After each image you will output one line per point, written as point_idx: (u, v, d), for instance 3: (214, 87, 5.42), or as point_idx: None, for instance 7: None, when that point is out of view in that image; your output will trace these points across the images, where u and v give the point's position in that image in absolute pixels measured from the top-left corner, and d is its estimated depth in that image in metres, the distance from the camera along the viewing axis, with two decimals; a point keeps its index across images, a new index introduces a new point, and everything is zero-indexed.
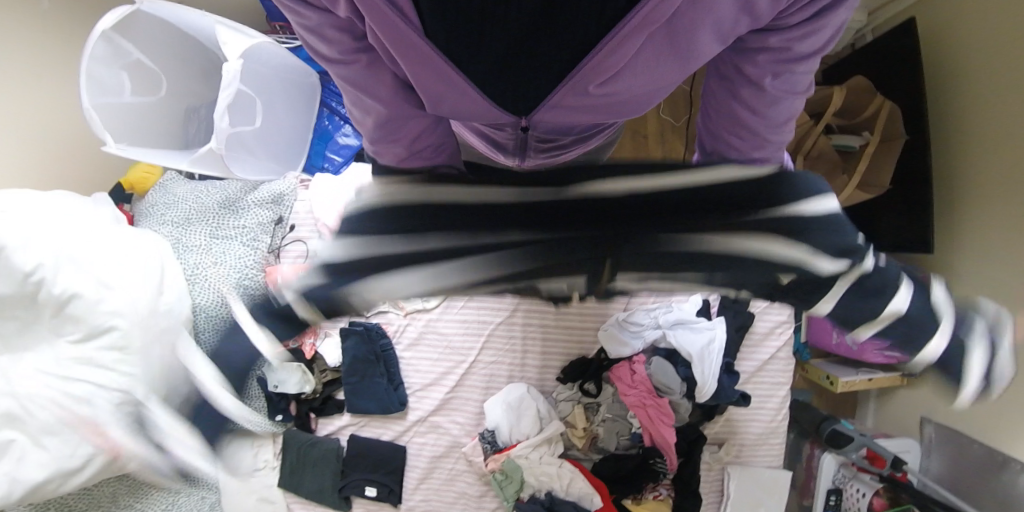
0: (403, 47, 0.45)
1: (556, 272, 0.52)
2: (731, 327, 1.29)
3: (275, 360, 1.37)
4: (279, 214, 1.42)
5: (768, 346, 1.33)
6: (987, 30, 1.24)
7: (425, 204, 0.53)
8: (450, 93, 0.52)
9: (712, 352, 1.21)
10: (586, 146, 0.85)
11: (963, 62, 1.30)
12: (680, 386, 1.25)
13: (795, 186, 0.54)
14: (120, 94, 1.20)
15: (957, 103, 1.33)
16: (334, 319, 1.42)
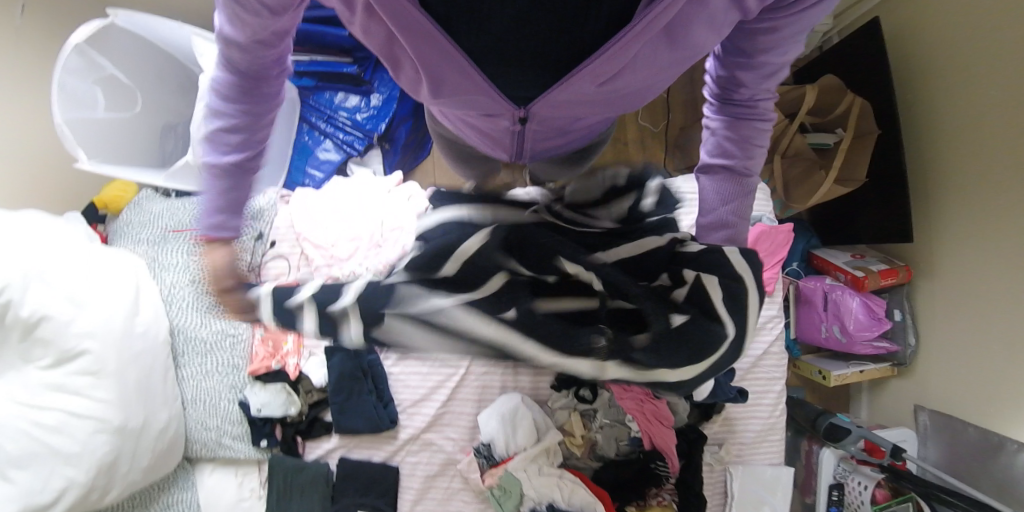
0: (407, 24, 0.46)
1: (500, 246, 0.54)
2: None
3: (258, 382, 1.31)
4: (260, 230, 1.37)
5: (760, 341, 1.33)
6: (949, 23, 1.29)
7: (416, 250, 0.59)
8: (455, 77, 0.53)
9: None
10: (572, 144, 0.88)
11: (927, 57, 1.36)
12: None
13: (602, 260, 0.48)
14: (94, 109, 1.17)
15: (924, 97, 1.38)
16: (319, 337, 1.37)
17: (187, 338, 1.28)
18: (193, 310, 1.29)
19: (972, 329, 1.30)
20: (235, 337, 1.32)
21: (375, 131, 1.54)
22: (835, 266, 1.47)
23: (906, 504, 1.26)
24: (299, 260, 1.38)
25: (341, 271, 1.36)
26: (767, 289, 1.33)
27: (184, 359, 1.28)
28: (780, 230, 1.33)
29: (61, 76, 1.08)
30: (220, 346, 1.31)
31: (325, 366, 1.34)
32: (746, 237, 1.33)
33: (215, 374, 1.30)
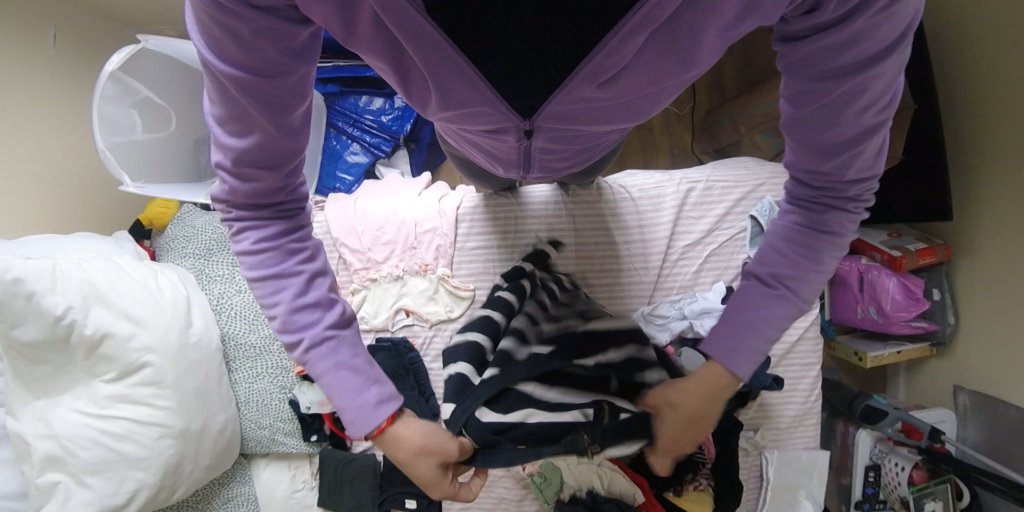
0: (406, 26, 0.47)
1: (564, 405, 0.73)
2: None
3: (306, 381, 1.38)
4: None
5: (794, 328, 1.33)
6: None
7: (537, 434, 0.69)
8: (456, 86, 0.53)
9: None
10: (592, 154, 0.88)
11: (966, 22, 1.28)
12: None
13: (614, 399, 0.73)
14: (132, 132, 1.21)
15: (963, 65, 1.31)
16: None
17: (236, 344, 1.35)
18: (240, 318, 1.36)
19: (1013, 308, 1.27)
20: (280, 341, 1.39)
21: (401, 131, 1.58)
22: (871, 246, 1.44)
23: (945, 485, 1.27)
24: (338, 264, 1.44)
25: (378, 274, 1.42)
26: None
27: (235, 364, 1.35)
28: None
29: (100, 104, 1.12)
30: (267, 350, 1.38)
31: None
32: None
33: (265, 376, 1.37)
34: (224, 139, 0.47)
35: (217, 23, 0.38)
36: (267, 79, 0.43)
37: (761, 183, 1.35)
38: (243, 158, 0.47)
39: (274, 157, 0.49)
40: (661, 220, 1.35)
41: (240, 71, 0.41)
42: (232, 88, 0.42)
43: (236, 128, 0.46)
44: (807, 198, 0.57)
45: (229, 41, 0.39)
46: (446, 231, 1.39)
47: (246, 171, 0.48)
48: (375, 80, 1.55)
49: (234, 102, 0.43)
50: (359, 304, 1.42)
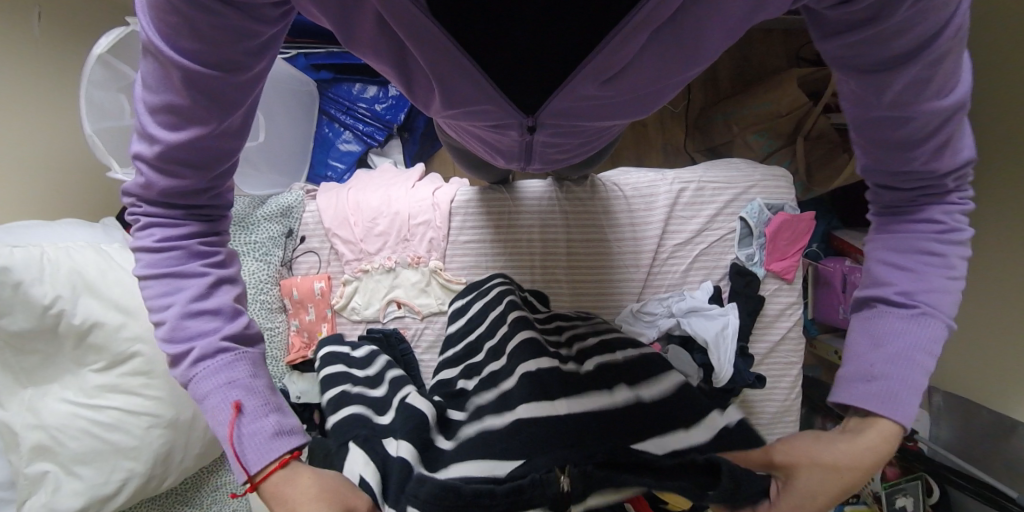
0: (412, 29, 0.47)
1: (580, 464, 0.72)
2: (743, 311, 1.32)
3: (296, 371, 1.38)
4: (289, 226, 1.42)
5: (778, 328, 1.36)
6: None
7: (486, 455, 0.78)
8: (459, 82, 0.54)
9: (725, 337, 1.27)
10: (595, 149, 0.90)
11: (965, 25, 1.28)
12: (698, 372, 1.26)
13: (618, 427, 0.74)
14: (120, 117, 1.18)
15: None
16: (351, 326, 1.42)
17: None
18: None
19: (990, 313, 1.31)
20: (271, 330, 1.39)
21: (394, 120, 1.55)
22: (857, 248, 1.47)
23: (916, 482, 1.31)
24: (329, 254, 1.43)
25: (370, 265, 1.41)
26: (786, 278, 1.34)
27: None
28: (802, 219, 1.34)
29: (87, 88, 1.09)
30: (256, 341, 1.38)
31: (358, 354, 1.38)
32: (767, 226, 1.34)
33: None
34: (156, 130, 0.48)
35: (177, 20, 0.40)
36: (217, 75, 0.44)
37: (751, 184, 1.36)
38: (168, 151, 0.48)
39: (200, 156, 0.50)
40: (653, 216, 1.36)
41: (194, 68, 0.43)
42: (179, 79, 0.44)
43: (170, 121, 0.47)
44: (898, 200, 0.58)
45: (184, 37, 0.41)
46: (439, 224, 1.38)
47: (174, 164, 0.50)
48: (369, 67, 1.52)
49: (178, 95, 0.45)
50: (350, 295, 1.41)
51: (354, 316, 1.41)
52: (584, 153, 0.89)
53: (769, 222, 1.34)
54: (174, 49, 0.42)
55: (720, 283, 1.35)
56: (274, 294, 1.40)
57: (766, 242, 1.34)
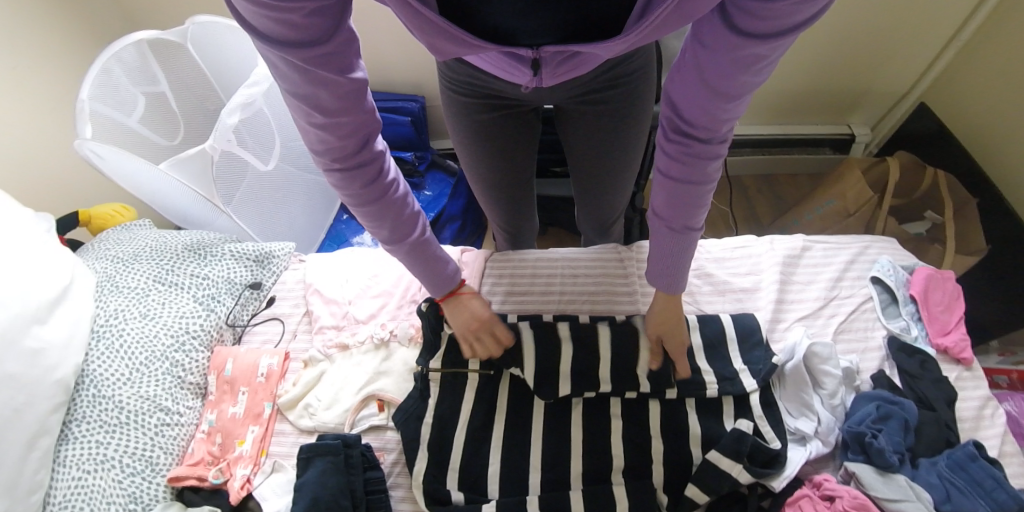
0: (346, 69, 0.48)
1: (582, 196, 1.09)
2: (936, 401, 0.89)
3: (180, 505, 0.84)
4: (258, 278, 1.07)
5: (988, 439, 0.89)
6: (987, 86, 1.26)
7: (526, 185, 1.08)
8: (447, 44, 0.60)
9: (893, 408, 0.86)
10: (611, 141, 0.93)
11: (983, 136, 1.28)
12: (904, 491, 0.79)
13: (601, 191, 1.06)
14: (128, 115, 1.06)
15: (991, 170, 1.27)
16: (293, 442, 0.94)
17: (96, 393, 0.88)
18: (123, 360, 0.91)
19: None
20: (171, 418, 0.91)
21: (422, 219, 1.39)
22: (991, 367, 1.16)
23: None
24: (298, 322, 1.04)
25: (351, 338, 1.00)
26: (966, 357, 0.95)
27: (75, 425, 0.86)
28: (946, 278, 1.02)
29: (107, 60, 1.00)
30: (139, 420, 0.88)
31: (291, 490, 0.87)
32: (910, 288, 1.01)
33: (114, 466, 0.84)
34: (315, 120, 0.51)
35: (269, 12, 0.40)
36: (317, 46, 0.45)
37: (867, 244, 1.08)
38: (330, 134, 0.53)
39: (350, 107, 0.51)
40: (759, 288, 1.02)
41: (295, 46, 0.44)
42: (294, 64, 0.46)
43: (325, 113, 0.50)
44: (763, 14, 0.43)
45: (275, 23, 0.42)
46: (465, 284, 1.05)
47: (328, 143, 0.54)
48: (405, 166, 1.43)
49: (318, 85, 0.48)
50: (310, 385, 0.97)
51: (303, 422, 0.94)
52: (606, 84, 0.84)
53: (909, 282, 1.02)
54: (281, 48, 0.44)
55: (860, 385, 0.94)
56: (197, 360, 0.96)
57: (918, 308, 1.00)
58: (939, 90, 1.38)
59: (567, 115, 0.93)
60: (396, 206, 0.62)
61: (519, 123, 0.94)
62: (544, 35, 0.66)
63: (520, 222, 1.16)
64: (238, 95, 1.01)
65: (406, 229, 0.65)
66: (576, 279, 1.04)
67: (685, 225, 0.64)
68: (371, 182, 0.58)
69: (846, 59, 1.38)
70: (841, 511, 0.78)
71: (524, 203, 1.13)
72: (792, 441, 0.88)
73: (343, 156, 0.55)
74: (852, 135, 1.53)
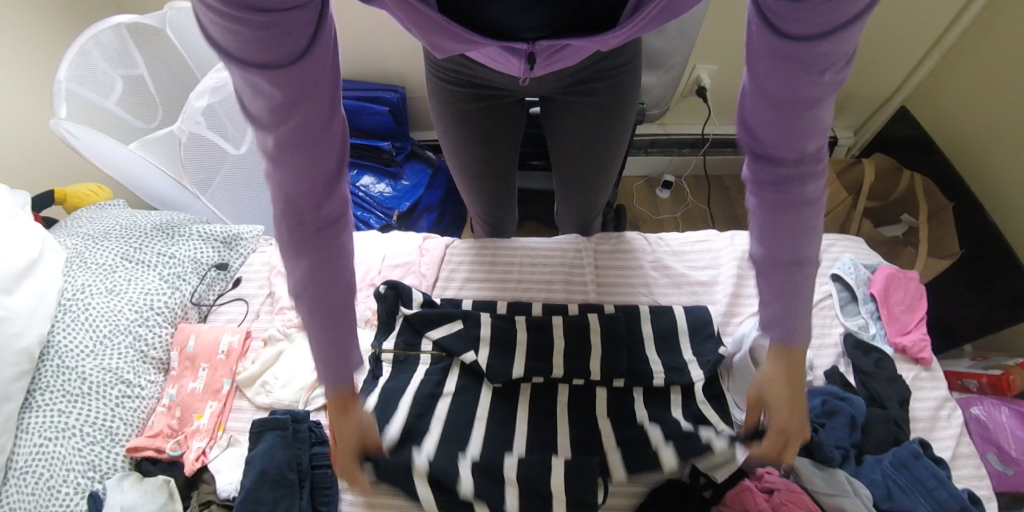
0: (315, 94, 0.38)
1: (564, 198, 1.07)
2: (885, 400, 0.88)
3: (136, 475, 0.87)
4: (224, 259, 1.10)
5: (940, 440, 0.88)
6: (968, 88, 1.24)
7: (510, 184, 1.05)
8: (448, 41, 0.61)
9: (838, 403, 0.86)
10: (599, 144, 0.92)
11: (963, 137, 1.26)
12: (842, 486, 0.78)
13: (592, 193, 1.04)
14: (104, 97, 1.09)
15: (970, 172, 1.25)
16: (250, 418, 0.96)
17: (60, 363, 0.91)
18: (89, 333, 0.94)
19: None
20: (133, 391, 0.94)
21: (397, 208, 1.40)
22: (959, 371, 1.14)
23: None
24: (261, 304, 1.07)
25: None
26: (924, 358, 0.93)
27: (39, 394, 0.89)
28: (909, 278, 1.01)
29: (86, 42, 1.03)
30: (101, 391, 0.91)
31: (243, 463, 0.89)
32: (871, 287, 1.00)
33: (74, 435, 0.87)
34: (267, 148, 0.41)
35: (225, 21, 0.32)
36: (280, 66, 0.35)
37: (831, 242, 1.08)
38: (284, 178, 0.41)
39: (312, 147, 0.41)
40: (717, 282, 1.02)
41: (251, 62, 0.34)
42: (257, 82, 0.36)
43: (280, 145, 0.39)
44: (809, 19, 0.34)
45: (230, 33, 0.32)
46: (425, 270, 1.06)
47: (282, 191, 0.42)
48: (384, 156, 1.45)
49: (276, 107, 0.37)
50: (268, 363, 0.99)
51: (260, 399, 0.96)
52: (594, 76, 0.82)
53: (870, 281, 1.01)
54: (242, 60, 0.34)
55: (812, 380, 0.93)
56: (160, 336, 0.99)
57: (877, 307, 0.99)
58: (923, 92, 1.36)
59: (554, 109, 0.91)
60: (347, 270, 0.49)
61: (509, 112, 0.91)
62: (533, 28, 0.66)
63: (501, 219, 1.14)
64: (210, 78, 1.04)
65: (347, 306, 0.50)
66: (537, 267, 1.05)
67: (793, 257, 0.48)
68: (325, 232, 0.46)
69: None
70: (779, 504, 0.78)
71: (505, 201, 1.10)
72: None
73: (290, 202, 0.43)
74: (835, 136, 1.52)
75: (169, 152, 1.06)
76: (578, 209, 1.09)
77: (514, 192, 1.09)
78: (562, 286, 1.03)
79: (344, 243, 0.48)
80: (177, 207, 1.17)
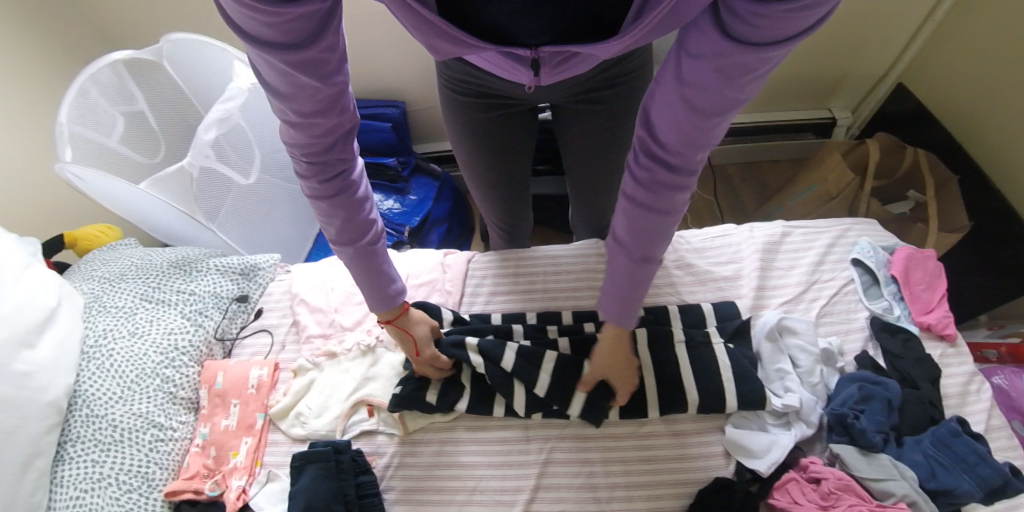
0: (322, 71, 0.45)
1: (578, 201, 1.06)
2: (917, 379, 0.90)
3: None
4: (245, 291, 1.08)
5: (973, 413, 0.90)
6: (963, 63, 1.25)
7: (522, 191, 1.04)
8: (449, 46, 0.60)
9: (869, 386, 0.88)
10: (608, 147, 0.90)
11: (961, 111, 1.28)
12: (885, 469, 0.80)
13: (607, 195, 1.03)
14: (107, 135, 1.07)
15: (971, 145, 1.27)
16: (286, 451, 0.95)
17: (89, 412, 0.89)
18: (114, 378, 0.92)
19: None
20: (165, 434, 0.92)
21: (407, 224, 1.39)
22: (977, 342, 1.17)
23: None
24: (287, 333, 1.06)
25: (339, 346, 1.01)
26: (948, 334, 0.95)
27: (70, 446, 0.87)
28: (926, 256, 1.02)
29: (84, 82, 1.01)
30: (133, 437, 0.89)
31: (286, 498, 0.88)
32: (891, 268, 1.02)
33: (110, 484, 0.85)
34: (290, 117, 0.49)
35: (259, 14, 0.38)
36: (303, 49, 0.42)
37: (847, 227, 1.09)
38: (302, 130, 0.51)
39: (329, 103, 0.49)
40: (740, 276, 1.03)
41: (279, 46, 0.42)
42: (281, 66, 0.43)
43: (300, 104, 0.48)
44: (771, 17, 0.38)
45: (259, 23, 0.39)
46: (450, 288, 1.06)
47: (301, 136, 0.52)
48: (389, 172, 1.44)
49: (293, 81, 0.45)
50: (300, 394, 0.98)
51: (296, 431, 0.95)
52: (606, 81, 0.81)
53: (890, 262, 1.03)
54: (264, 43, 0.41)
55: (843, 366, 0.94)
56: (187, 375, 0.97)
57: (899, 288, 1.00)
58: (919, 69, 1.38)
59: (564, 113, 0.89)
60: (356, 207, 0.59)
61: (519, 118, 0.90)
62: (539, 36, 0.64)
63: (519, 228, 1.13)
64: (215, 111, 1.03)
65: (363, 221, 0.61)
66: (561, 274, 1.05)
67: (657, 209, 0.55)
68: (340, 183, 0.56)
69: (820, 45, 1.38)
70: (828, 492, 0.79)
71: (521, 209, 1.09)
72: (777, 425, 0.88)
73: (315, 151, 0.53)
74: (833, 118, 1.54)
75: (183, 190, 1.04)
76: (595, 213, 1.08)
77: (526, 198, 1.08)
78: (587, 292, 1.03)
79: (353, 178, 0.58)
80: (189, 240, 1.15)
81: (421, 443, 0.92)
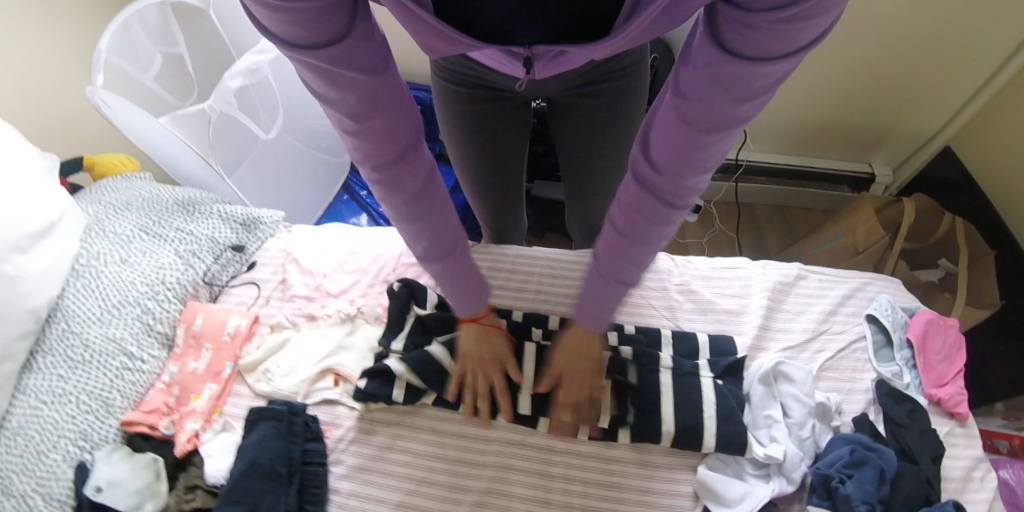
0: (364, 68, 0.41)
1: (573, 202, 1.03)
2: (916, 453, 0.81)
3: (127, 450, 0.84)
4: (241, 241, 1.09)
5: (975, 503, 0.80)
6: (1016, 134, 1.17)
7: (517, 189, 1.01)
8: (438, 45, 0.53)
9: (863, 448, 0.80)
10: (608, 143, 0.87)
11: (1008, 185, 1.19)
12: None
13: (601, 198, 0.99)
14: (143, 71, 1.10)
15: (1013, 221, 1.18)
16: (247, 405, 0.93)
17: (66, 328, 0.90)
18: (97, 300, 0.93)
19: None
20: (133, 364, 0.92)
21: None
22: (991, 429, 1.06)
23: None
24: (273, 289, 1.05)
25: (321, 311, 0.99)
26: (960, 412, 0.86)
27: (41, 357, 0.88)
28: (950, 325, 0.94)
29: (131, 15, 1.04)
30: (102, 360, 0.89)
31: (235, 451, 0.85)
32: (909, 332, 0.94)
33: (70, 402, 0.85)
34: (347, 125, 0.45)
35: (276, 10, 0.34)
36: (336, 41, 0.38)
37: (868, 281, 1.02)
38: (362, 141, 0.47)
39: (386, 107, 0.45)
40: (744, 311, 0.97)
41: (307, 43, 0.37)
42: (320, 66, 0.39)
43: (349, 111, 0.44)
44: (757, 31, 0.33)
45: (286, 21, 0.35)
46: None
47: (364, 151, 0.48)
48: None
49: (345, 87, 0.41)
50: (273, 350, 0.96)
51: (260, 387, 0.93)
52: (607, 75, 0.78)
53: (908, 325, 0.95)
54: (302, 43, 0.37)
55: (839, 426, 0.87)
56: (167, 310, 0.97)
57: (913, 354, 0.92)
58: (970, 136, 1.29)
59: (560, 109, 0.86)
60: (432, 215, 0.56)
61: (516, 112, 0.87)
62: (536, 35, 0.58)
63: (510, 227, 1.10)
64: (243, 61, 1.03)
65: (443, 226, 0.58)
66: (554, 278, 1.02)
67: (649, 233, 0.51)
68: (419, 192, 0.53)
69: (867, 95, 1.32)
70: None
71: (514, 205, 1.07)
72: (757, 476, 0.81)
73: (387, 165, 0.49)
74: (873, 174, 1.46)
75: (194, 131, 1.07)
76: (589, 217, 1.05)
77: (520, 197, 1.05)
78: (580, 301, 1.00)
79: (429, 183, 0.55)
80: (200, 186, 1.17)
81: (380, 422, 0.89)
